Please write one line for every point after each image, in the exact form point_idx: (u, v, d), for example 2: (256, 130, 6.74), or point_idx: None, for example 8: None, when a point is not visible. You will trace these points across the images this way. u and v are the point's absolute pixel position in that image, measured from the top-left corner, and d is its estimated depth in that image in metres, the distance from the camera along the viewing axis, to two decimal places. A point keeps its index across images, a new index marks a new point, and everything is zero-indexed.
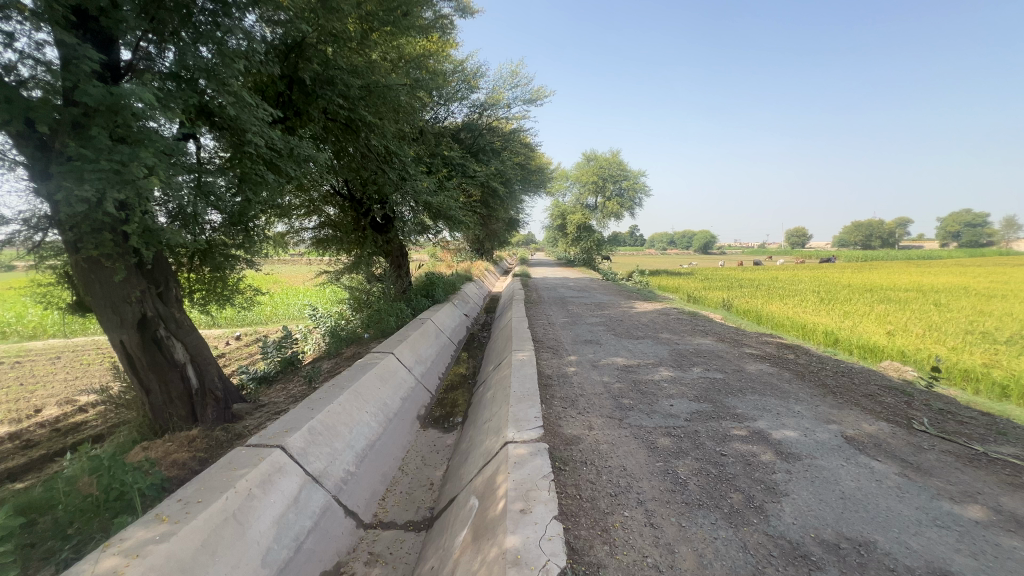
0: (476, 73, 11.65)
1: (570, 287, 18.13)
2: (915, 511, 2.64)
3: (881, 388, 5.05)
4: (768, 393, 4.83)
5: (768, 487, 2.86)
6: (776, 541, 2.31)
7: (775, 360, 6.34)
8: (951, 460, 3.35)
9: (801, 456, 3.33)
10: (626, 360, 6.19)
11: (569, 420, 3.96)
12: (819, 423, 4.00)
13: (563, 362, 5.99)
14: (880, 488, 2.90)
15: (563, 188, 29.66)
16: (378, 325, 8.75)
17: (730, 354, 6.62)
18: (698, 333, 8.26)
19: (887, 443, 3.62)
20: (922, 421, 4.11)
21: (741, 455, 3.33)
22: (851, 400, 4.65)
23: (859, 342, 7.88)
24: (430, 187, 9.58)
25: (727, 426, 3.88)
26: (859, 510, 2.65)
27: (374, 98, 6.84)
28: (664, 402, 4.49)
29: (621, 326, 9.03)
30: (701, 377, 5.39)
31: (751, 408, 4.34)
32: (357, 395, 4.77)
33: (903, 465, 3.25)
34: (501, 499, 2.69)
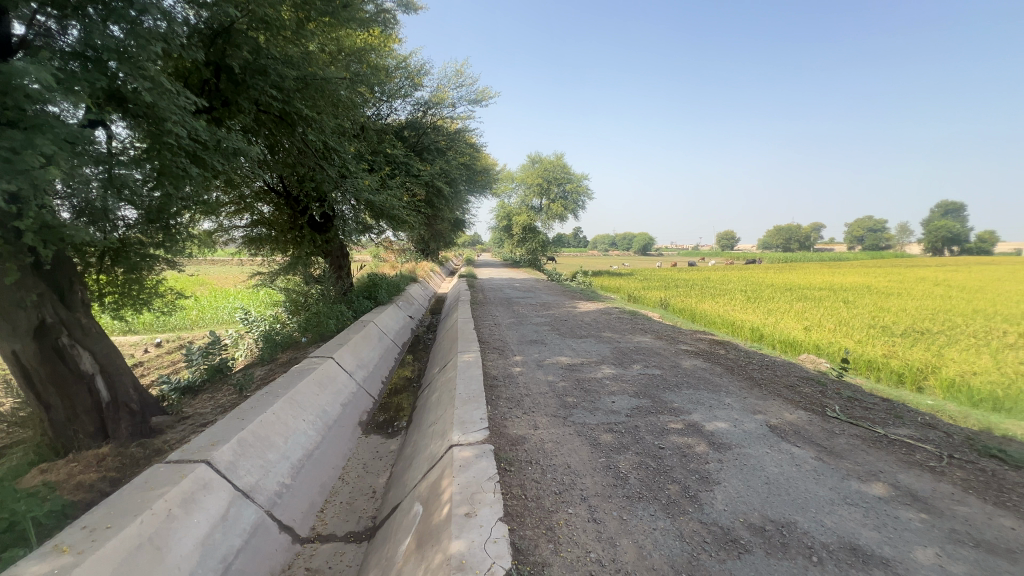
0: (420, 71, 11.44)
1: (516, 287, 18.31)
2: (829, 492, 2.89)
3: (800, 380, 5.49)
4: (702, 387, 5.12)
5: (702, 477, 3.02)
6: (709, 528, 2.44)
7: (707, 355, 6.74)
8: (858, 443, 3.71)
9: (730, 445, 3.55)
10: (570, 359, 6.32)
11: (515, 421, 3.97)
12: (747, 414, 4.29)
13: (508, 363, 6.02)
14: (800, 472, 3.15)
15: (508, 190, 29.78)
16: (317, 328, 8.39)
17: (667, 351, 6.94)
18: (637, 332, 8.59)
19: (805, 430, 3.94)
20: (834, 408, 4.52)
21: (677, 447, 3.49)
22: (774, 391, 5.03)
23: (781, 337, 8.53)
24: (373, 186, 9.30)
25: (664, 420, 4.06)
26: (781, 493, 2.85)
27: (311, 91, 6.53)
28: (606, 399, 4.63)
29: (565, 325, 9.23)
30: (641, 373, 5.62)
31: (686, 402, 4.56)
32: (293, 402, 4.52)
33: (818, 449, 3.55)
34: (445, 504, 2.65)
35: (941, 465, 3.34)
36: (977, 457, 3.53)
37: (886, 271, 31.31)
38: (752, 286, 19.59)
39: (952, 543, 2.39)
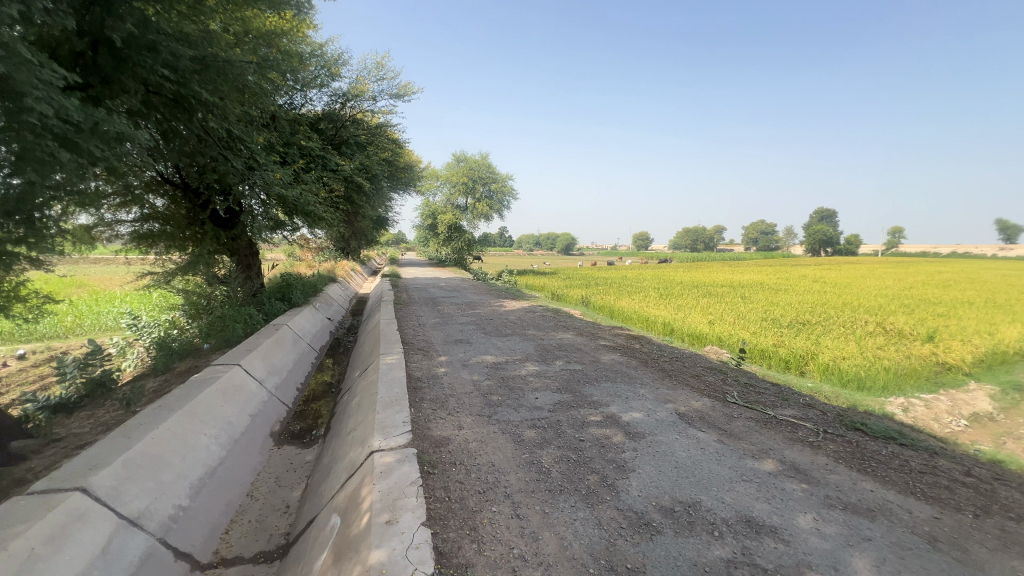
0: (337, 60, 10.86)
1: (441, 287, 18.08)
2: (729, 470, 3.17)
3: (704, 370, 5.98)
4: (619, 380, 5.40)
5: (618, 466, 3.18)
6: (625, 514, 2.57)
7: (624, 350, 7.12)
8: (753, 424, 4.11)
9: (644, 434, 3.77)
10: (495, 357, 6.37)
11: (439, 422, 3.92)
12: (659, 403, 4.60)
13: (433, 364, 5.92)
14: (704, 454, 3.43)
15: (433, 188, 29.26)
16: (221, 334, 7.68)
17: (587, 347, 7.23)
18: (560, 329, 8.85)
19: (708, 415, 4.30)
20: (733, 394, 4.99)
21: (596, 438, 3.64)
22: (682, 381, 5.44)
23: (689, 331, 9.24)
24: (286, 180, 8.70)
25: (584, 413, 4.23)
26: (688, 475, 3.08)
27: (212, 73, 5.94)
28: (530, 395, 4.72)
29: (491, 324, 9.27)
30: (563, 369, 5.80)
31: (605, 395, 4.78)
32: (192, 416, 4.10)
33: (720, 432, 3.89)
34: (365, 514, 2.54)
35: (818, 440, 3.81)
36: (845, 431, 4.08)
37: (779, 271, 32.91)
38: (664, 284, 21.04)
39: (826, 508, 2.73)
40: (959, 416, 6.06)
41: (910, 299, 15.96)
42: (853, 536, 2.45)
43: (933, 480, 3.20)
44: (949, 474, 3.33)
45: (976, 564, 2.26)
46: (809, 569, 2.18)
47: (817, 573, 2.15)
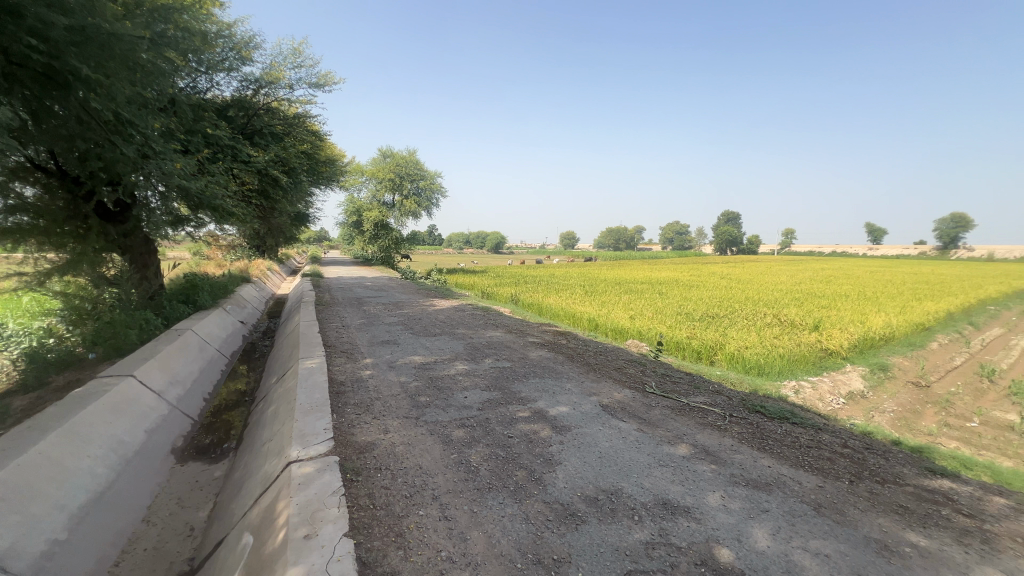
0: (248, 43, 10.04)
1: (367, 286, 17.41)
2: (647, 457, 3.37)
3: (626, 363, 6.29)
4: (546, 375, 5.52)
5: (546, 459, 3.25)
6: (552, 506, 2.63)
7: (551, 346, 7.30)
8: (669, 412, 4.40)
9: (570, 427, 3.90)
10: (424, 357, 6.25)
11: (363, 427, 3.77)
12: (584, 396, 4.77)
13: (357, 366, 5.69)
14: (625, 443, 3.61)
15: (357, 183, 28.05)
16: (110, 342, 6.83)
17: (516, 344, 7.32)
18: (490, 327, 8.88)
19: (629, 406, 4.53)
20: (651, 385, 5.30)
21: (524, 434, 3.70)
22: (606, 374, 5.69)
23: (612, 326, 9.67)
24: (188, 170, 7.91)
25: (513, 410, 4.27)
26: (611, 464, 3.23)
27: (95, 47, 5.23)
28: (459, 395, 4.69)
29: (419, 324, 9.09)
30: (492, 367, 5.83)
31: (533, 391, 4.87)
32: (72, 436, 3.60)
33: (640, 421, 4.11)
34: (281, 529, 2.38)
35: (724, 423, 4.15)
36: (748, 414, 4.49)
37: (695, 271, 32.03)
38: (589, 281, 21.89)
39: (731, 485, 2.99)
40: (839, 395, 6.92)
41: (800, 293, 17.95)
42: (753, 509, 2.70)
43: (817, 453, 3.62)
44: (830, 447, 3.79)
45: (852, 524, 2.59)
46: (717, 543, 2.37)
47: (724, 546, 2.35)
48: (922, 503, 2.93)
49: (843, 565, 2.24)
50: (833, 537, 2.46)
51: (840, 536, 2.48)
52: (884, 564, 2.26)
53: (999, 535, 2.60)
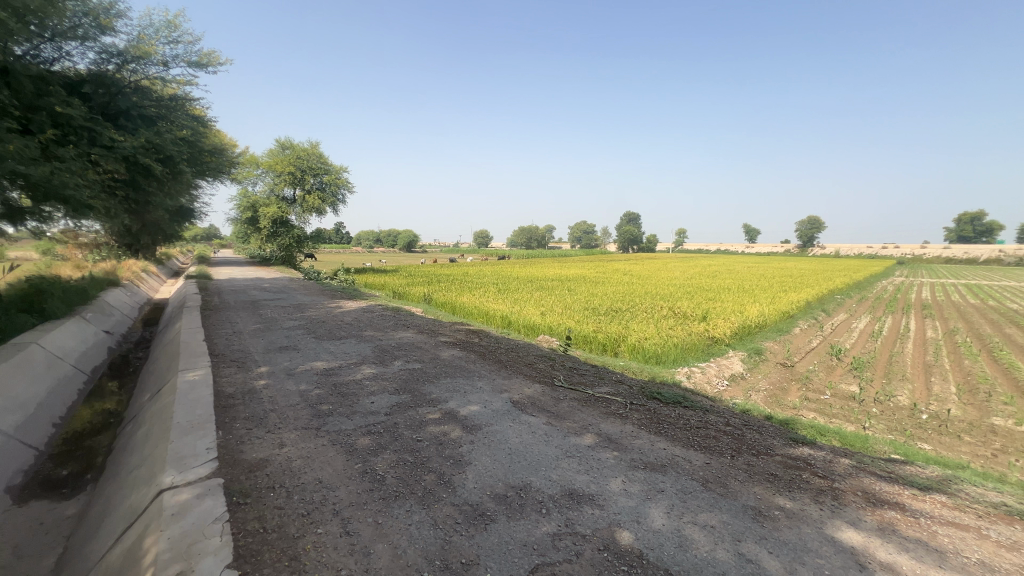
0: (108, 9, 8.68)
1: (264, 288, 16.01)
2: (555, 450, 3.46)
3: (536, 358, 6.45)
4: (458, 375, 5.46)
5: (456, 461, 3.21)
6: (461, 509, 2.60)
7: (463, 344, 7.26)
8: (576, 404, 4.58)
9: (481, 426, 3.89)
10: (327, 363, 5.88)
11: (255, 442, 3.44)
12: (496, 394, 4.80)
13: (250, 376, 5.19)
14: (534, 438, 3.68)
15: (251, 176, 25.64)
16: None
17: (427, 345, 7.16)
18: (400, 328, 8.60)
19: (539, 400, 4.64)
20: (559, 378, 5.48)
21: (434, 436, 3.62)
22: (517, 370, 5.78)
23: (524, 322, 9.86)
24: (30, 154, 6.64)
25: (422, 412, 4.17)
26: (520, 460, 3.27)
27: None
28: (365, 400, 4.47)
29: (323, 327, 8.54)
30: (402, 369, 5.64)
31: (444, 391, 4.79)
32: None
33: (548, 415, 4.22)
34: (147, 569, 2.10)
35: (625, 411, 4.42)
36: (646, 401, 4.82)
37: (599, 271, 30.31)
38: (502, 279, 22.17)
39: (631, 470, 3.18)
40: (723, 378, 7.71)
41: (691, 287, 19.77)
42: (650, 490, 2.90)
43: (705, 433, 3.98)
44: (715, 426, 4.19)
45: (732, 495, 2.88)
46: (618, 526, 2.50)
47: (625, 529, 2.49)
48: (787, 470, 3.35)
49: (726, 533, 2.48)
50: (717, 508, 2.72)
51: (723, 507, 2.74)
52: (758, 528, 2.54)
53: (845, 491, 3.06)
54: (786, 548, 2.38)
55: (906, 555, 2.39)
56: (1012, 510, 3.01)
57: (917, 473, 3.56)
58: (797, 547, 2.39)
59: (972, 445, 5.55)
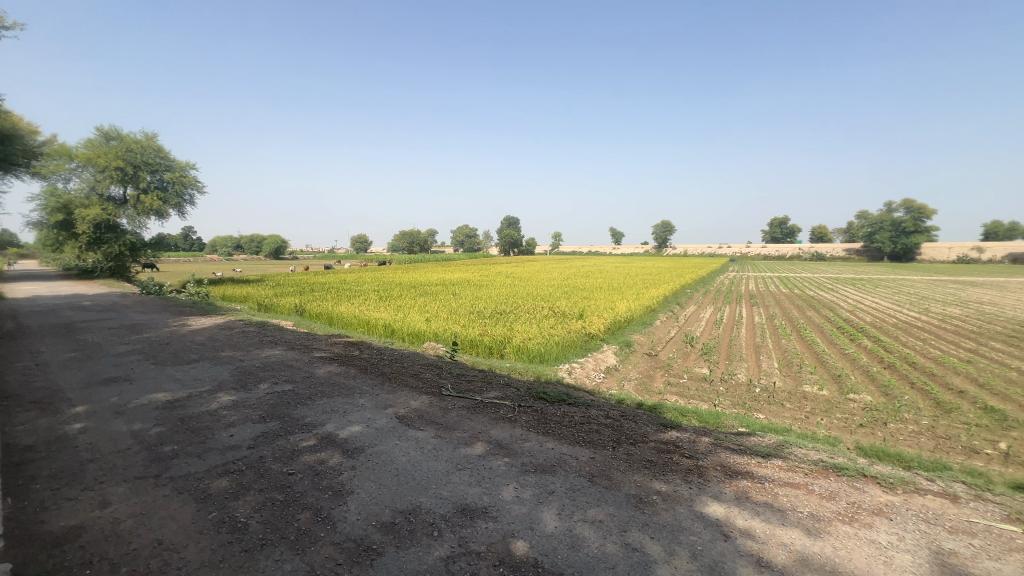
0: None
1: (82, 306, 13.13)
2: (445, 464, 3.35)
3: (422, 368, 6.24)
4: (337, 393, 5.04)
5: (336, 492, 2.92)
6: (342, 547, 2.36)
7: (342, 359, 6.74)
8: (465, 412, 4.51)
9: (363, 448, 3.61)
10: (172, 393, 4.98)
11: (66, 505, 2.75)
12: (379, 410, 4.51)
13: (61, 420, 4.17)
14: (422, 454, 3.52)
15: (61, 170, 20.95)
16: None
17: (300, 362, 6.50)
18: (266, 345, 7.68)
19: (426, 413, 4.47)
20: (446, 387, 5.36)
21: (309, 467, 3.26)
22: (402, 382, 5.52)
23: (409, 330, 9.55)
24: None
25: (294, 441, 3.74)
26: (408, 480, 3.10)
27: None
28: (223, 434, 3.87)
29: (166, 350, 7.27)
30: (268, 393, 5.02)
31: (320, 414, 4.37)
32: None
33: (437, 427, 4.09)
34: None
35: (514, 414, 4.47)
36: (533, 402, 4.94)
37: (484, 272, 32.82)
38: (384, 286, 21.33)
39: (522, 475, 3.20)
40: (599, 371, 8.30)
41: (567, 287, 21.04)
42: (542, 493, 2.94)
43: (588, 428, 4.19)
44: (597, 420, 4.44)
45: (616, 486, 3.06)
46: (513, 537, 2.48)
47: (519, 538, 2.48)
48: (660, 454, 3.68)
49: (613, 526, 2.61)
50: (604, 502, 2.86)
51: (609, 499, 2.89)
52: (640, 515, 2.72)
53: (707, 468, 3.44)
54: (665, 530, 2.58)
55: (759, 519, 2.75)
56: (827, 465, 3.67)
57: (759, 442, 4.17)
58: (674, 528, 2.61)
59: (792, 410, 6.73)
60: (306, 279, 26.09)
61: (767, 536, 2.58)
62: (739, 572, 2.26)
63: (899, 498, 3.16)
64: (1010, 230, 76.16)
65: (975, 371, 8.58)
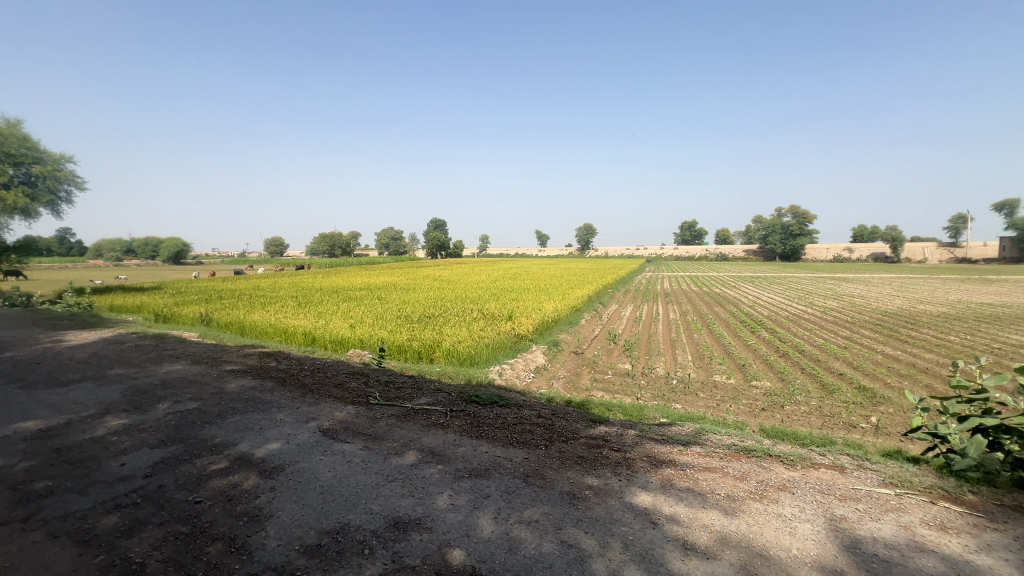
0: None
1: None
2: (375, 476, 3.20)
3: (347, 377, 5.94)
4: (251, 409, 4.64)
5: (252, 518, 2.68)
6: None
7: (257, 371, 6.24)
8: (394, 421, 4.35)
9: (283, 467, 3.35)
10: (45, 421, 4.30)
11: None
12: (301, 424, 4.22)
13: None
14: (350, 468, 3.34)
15: None
16: None
17: (206, 376, 5.91)
18: (165, 360, 6.90)
19: (353, 424, 4.25)
20: (374, 396, 5.15)
21: (220, 493, 2.97)
22: (325, 393, 5.22)
23: (331, 337, 9.08)
24: None
25: (201, 465, 3.38)
26: (334, 497, 2.92)
27: None
28: (112, 463, 3.41)
29: (36, 371, 6.27)
30: (169, 413, 4.51)
31: (232, 433, 3.99)
32: None
33: (365, 438, 3.90)
34: None
35: (447, 420, 4.40)
36: (465, 405, 4.89)
37: (411, 275, 32.25)
38: (302, 291, 20.12)
39: (456, 481, 3.14)
40: (529, 371, 8.42)
41: (496, 289, 21.23)
42: (477, 499, 2.91)
43: (521, 429, 4.22)
44: (529, 420, 4.49)
45: (551, 485, 3.10)
46: (449, 546, 2.42)
47: (456, 547, 2.43)
48: (591, 449, 3.79)
49: (549, 524, 2.64)
50: (539, 501, 2.88)
51: (544, 498, 2.92)
52: (574, 511, 2.78)
53: (635, 459, 3.61)
54: (598, 524, 2.66)
55: (682, 504, 2.92)
56: (739, 448, 4.00)
57: (680, 431, 4.45)
58: (607, 520, 2.70)
59: (705, 399, 7.29)
60: (211, 286, 23.83)
61: (690, 520, 2.75)
62: (667, 556, 2.39)
63: (799, 473, 3.52)
64: (872, 233, 88.53)
65: (850, 356, 9.84)
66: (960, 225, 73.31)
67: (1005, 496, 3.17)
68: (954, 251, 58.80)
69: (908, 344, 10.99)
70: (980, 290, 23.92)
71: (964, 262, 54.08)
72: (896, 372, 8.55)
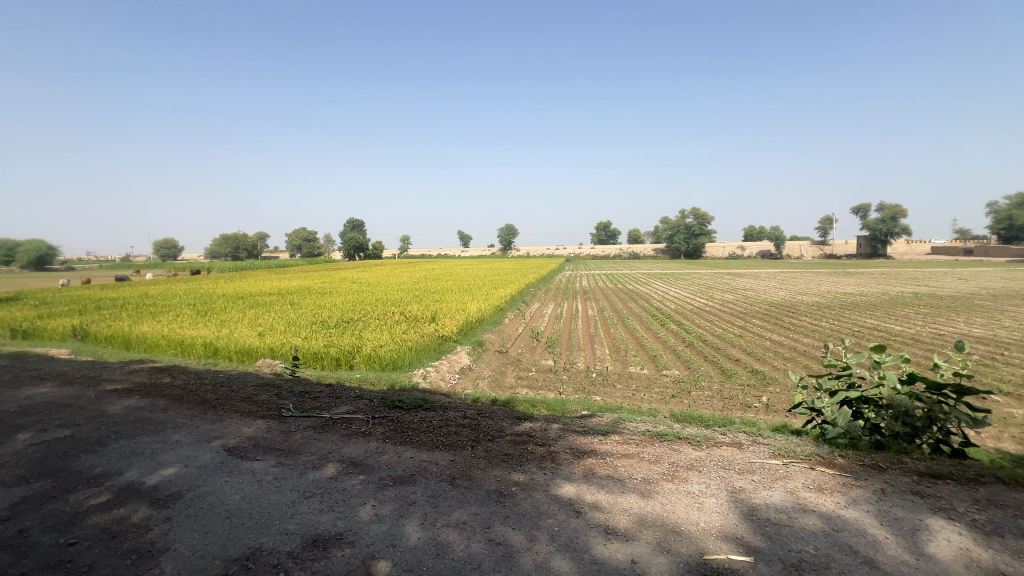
0: None
1: None
2: (290, 494, 2.99)
3: (255, 390, 5.47)
4: (141, 431, 4.13)
5: (142, 554, 2.38)
6: None
7: (147, 388, 5.55)
8: (311, 433, 4.09)
9: (180, 494, 3.01)
10: None
11: None
12: (201, 444, 3.83)
13: None
14: (260, 488, 3.08)
15: None
16: None
17: (81, 398, 5.14)
18: (26, 382, 5.89)
19: (264, 440, 3.94)
20: (288, 407, 4.82)
21: (101, 530, 2.60)
22: (230, 408, 4.78)
23: (236, 347, 8.35)
24: None
25: (76, 501, 2.94)
26: (243, 521, 2.68)
27: None
28: None
29: None
30: (32, 444, 3.85)
31: (114, 461, 3.51)
32: None
33: (277, 455, 3.62)
34: None
35: (368, 428, 4.23)
36: (388, 411, 4.73)
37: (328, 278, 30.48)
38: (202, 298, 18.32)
39: (380, 491, 3.02)
40: (454, 372, 8.37)
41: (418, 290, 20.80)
42: (402, 506, 2.83)
43: (447, 431, 4.18)
44: (455, 421, 4.46)
45: (478, 485, 3.10)
46: (374, 559, 2.33)
47: (381, 559, 2.34)
48: (517, 446, 3.86)
49: (476, 525, 2.64)
50: (465, 503, 2.87)
51: (471, 499, 2.92)
52: (501, 509, 2.81)
53: (559, 452, 3.73)
54: (525, 519, 2.70)
55: (603, 491, 3.07)
56: (652, 434, 4.27)
57: (599, 422, 4.66)
58: (533, 515, 2.75)
59: (621, 389, 7.71)
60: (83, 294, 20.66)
61: (611, 505, 2.89)
62: (591, 543, 2.50)
63: (704, 452, 3.85)
64: (760, 233, 99.26)
65: (744, 343, 10.95)
66: (827, 226, 84.69)
67: (866, 458, 3.71)
68: (822, 249, 67.84)
69: (789, 330, 12.48)
70: (841, 282, 27.89)
71: (830, 258, 62.51)
72: (780, 355, 9.68)
